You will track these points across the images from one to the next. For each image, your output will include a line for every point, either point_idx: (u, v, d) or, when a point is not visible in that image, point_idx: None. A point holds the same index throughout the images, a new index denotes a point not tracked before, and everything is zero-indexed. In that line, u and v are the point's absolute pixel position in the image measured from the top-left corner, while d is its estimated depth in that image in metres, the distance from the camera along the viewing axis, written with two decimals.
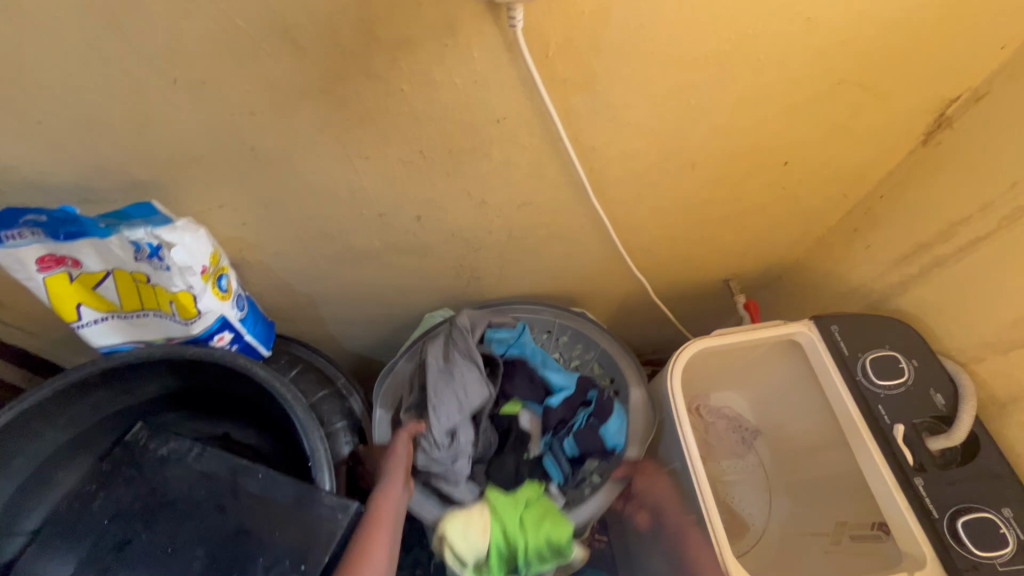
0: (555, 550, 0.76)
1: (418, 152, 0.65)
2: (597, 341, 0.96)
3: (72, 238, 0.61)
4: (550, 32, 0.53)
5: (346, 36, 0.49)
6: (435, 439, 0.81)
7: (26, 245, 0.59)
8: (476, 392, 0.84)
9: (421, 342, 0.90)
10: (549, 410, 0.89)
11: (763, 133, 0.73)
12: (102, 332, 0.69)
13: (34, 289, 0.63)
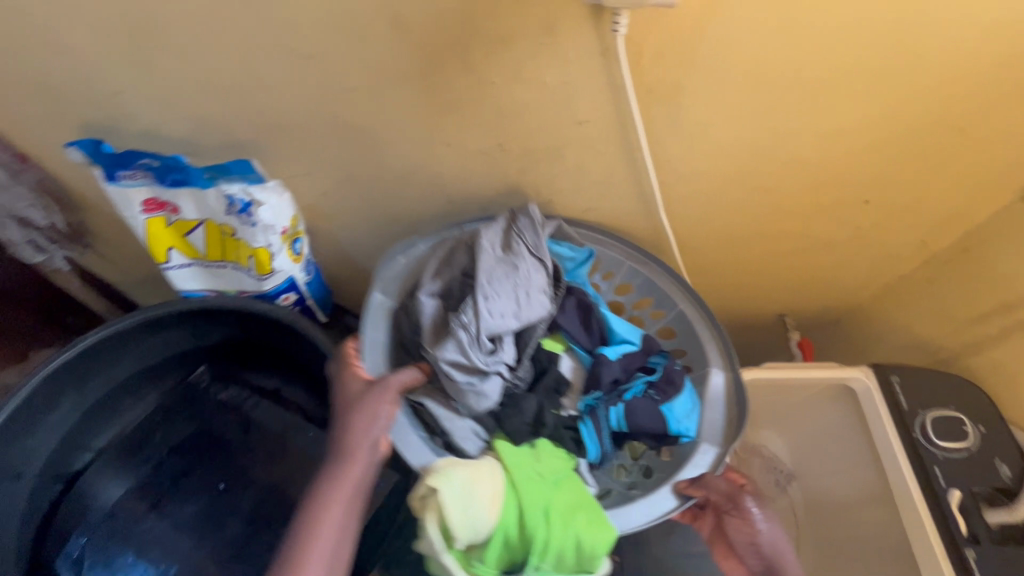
0: (580, 558, 0.58)
1: (497, 145, 0.67)
2: (672, 297, 0.77)
3: (177, 184, 0.66)
4: (648, 41, 0.54)
5: (451, 26, 0.52)
6: (477, 338, 0.64)
7: (137, 186, 0.66)
8: (536, 301, 0.68)
9: (473, 226, 0.73)
10: (602, 362, 0.70)
11: (848, 168, 0.71)
12: (183, 275, 0.75)
13: (135, 227, 0.69)
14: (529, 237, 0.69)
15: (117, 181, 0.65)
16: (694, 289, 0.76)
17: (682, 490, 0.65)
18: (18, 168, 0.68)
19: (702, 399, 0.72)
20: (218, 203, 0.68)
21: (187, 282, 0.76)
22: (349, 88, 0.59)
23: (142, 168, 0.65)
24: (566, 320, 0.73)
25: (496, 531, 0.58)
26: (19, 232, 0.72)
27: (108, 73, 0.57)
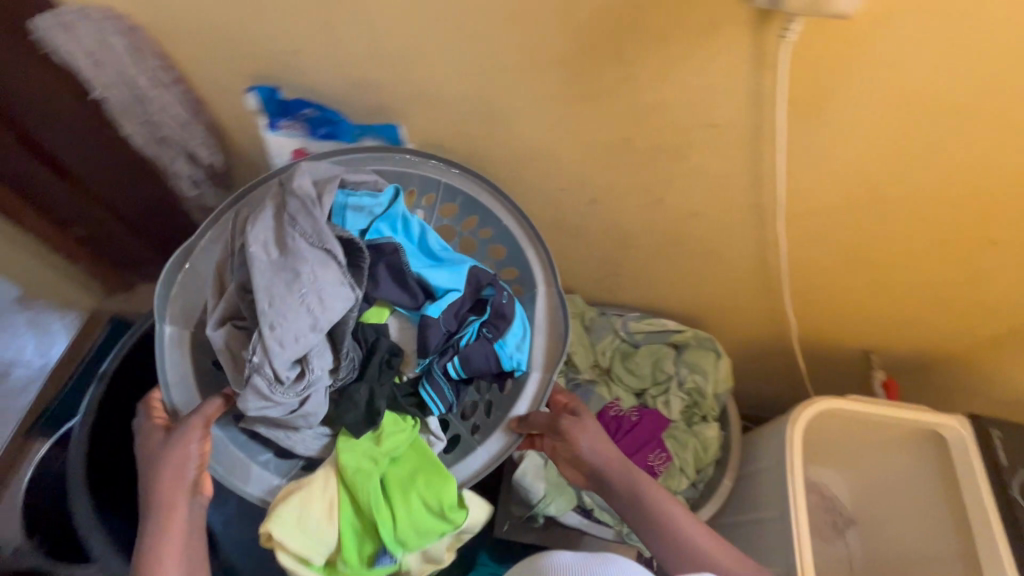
0: (438, 516, 0.66)
1: (624, 138, 0.69)
2: (499, 217, 0.76)
3: (328, 136, 0.74)
4: (806, 51, 0.55)
5: (616, 19, 0.55)
6: (277, 373, 0.61)
7: (293, 135, 0.74)
8: (336, 300, 0.63)
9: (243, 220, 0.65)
10: (427, 324, 0.71)
11: (983, 205, 0.69)
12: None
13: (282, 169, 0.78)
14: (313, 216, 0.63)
15: (278, 127, 0.73)
16: (508, 195, 0.75)
17: (512, 427, 0.73)
18: (196, 107, 0.74)
19: (531, 324, 0.77)
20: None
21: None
22: (502, 68, 0.63)
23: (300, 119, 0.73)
24: (384, 289, 0.72)
25: (347, 529, 0.66)
26: (186, 167, 0.79)
27: (291, 33, 0.64)
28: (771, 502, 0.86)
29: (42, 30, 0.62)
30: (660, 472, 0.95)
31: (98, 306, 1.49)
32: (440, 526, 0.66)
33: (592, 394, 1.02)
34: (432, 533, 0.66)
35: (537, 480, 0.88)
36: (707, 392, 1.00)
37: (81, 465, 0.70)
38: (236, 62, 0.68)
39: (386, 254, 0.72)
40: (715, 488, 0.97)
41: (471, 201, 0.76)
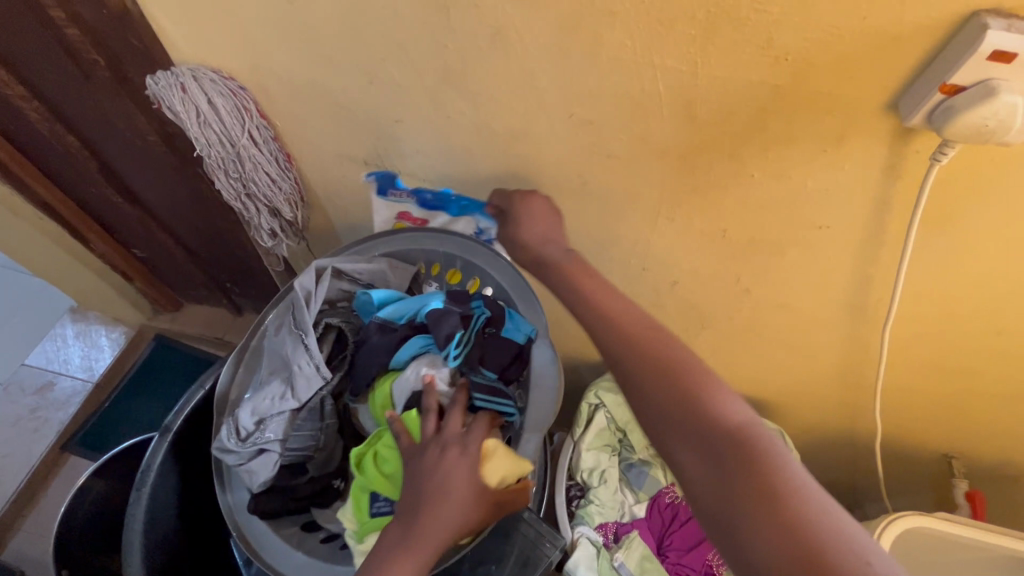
0: None
1: (721, 228, 0.66)
2: (486, 270, 0.72)
3: (433, 209, 0.76)
4: (947, 168, 0.51)
5: (739, 119, 0.53)
6: (240, 425, 0.64)
7: (402, 202, 0.76)
8: (302, 372, 0.65)
9: (260, 322, 0.72)
10: (435, 314, 0.65)
11: None
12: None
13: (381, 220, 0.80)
14: (315, 307, 0.68)
15: (387, 199, 0.77)
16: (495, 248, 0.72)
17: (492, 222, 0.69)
18: (285, 164, 0.75)
19: (527, 379, 0.67)
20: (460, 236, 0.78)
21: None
22: (607, 153, 0.61)
23: (410, 191, 0.75)
24: (364, 359, 0.67)
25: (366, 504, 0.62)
26: (268, 220, 0.78)
27: (397, 104, 0.64)
28: None
29: (157, 89, 0.65)
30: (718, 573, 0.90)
31: (145, 323, 1.50)
32: None
33: (646, 477, 0.96)
34: None
35: (590, 572, 0.85)
36: None
37: (138, 530, 0.68)
38: (335, 124, 0.69)
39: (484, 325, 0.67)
40: None
41: (470, 264, 0.74)
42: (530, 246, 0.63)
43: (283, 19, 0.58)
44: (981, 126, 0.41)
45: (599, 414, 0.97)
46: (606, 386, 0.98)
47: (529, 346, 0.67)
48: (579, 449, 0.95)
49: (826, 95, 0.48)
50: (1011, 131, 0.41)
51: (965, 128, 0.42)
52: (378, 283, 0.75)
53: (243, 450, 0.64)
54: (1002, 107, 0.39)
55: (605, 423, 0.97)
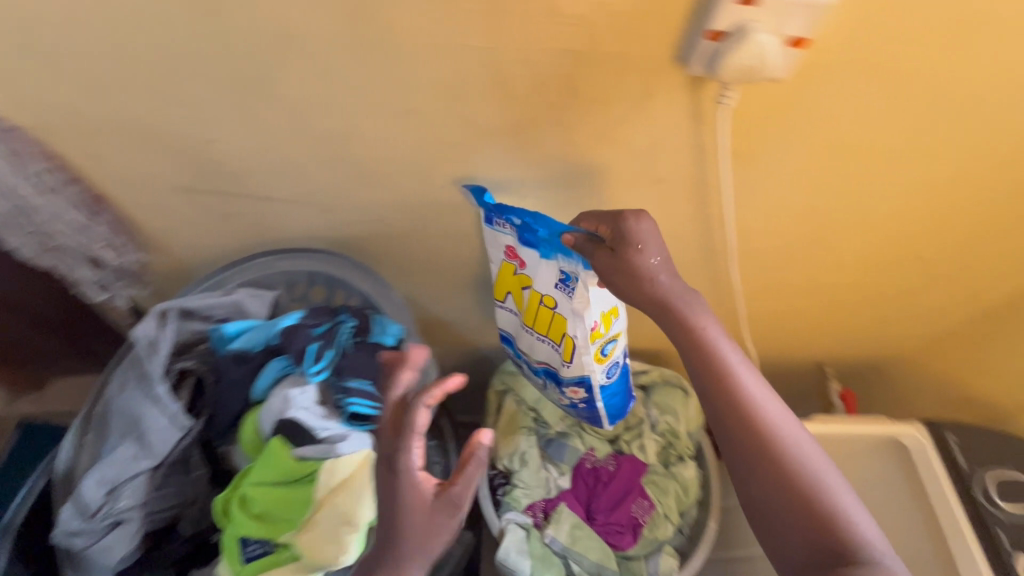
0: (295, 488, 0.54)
1: (570, 197, 0.67)
2: (351, 282, 0.71)
3: (530, 242, 0.67)
4: (744, 109, 0.55)
5: (552, 89, 0.53)
6: (86, 502, 0.56)
7: (503, 234, 0.68)
8: (155, 427, 0.58)
9: (103, 382, 0.64)
10: (294, 333, 0.61)
11: (915, 227, 0.72)
12: (500, 309, 0.80)
13: (493, 258, 0.74)
14: (166, 353, 0.62)
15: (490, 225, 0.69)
16: (354, 259, 0.71)
17: (578, 243, 0.60)
18: (93, 208, 0.67)
19: None
20: (549, 272, 0.68)
21: (502, 318, 0.81)
22: (438, 141, 0.60)
23: (510, 222, 0.66)
24: (225, 396, 0.61)
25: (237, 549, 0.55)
26: (89, 274, 0.70)
27: (205, 121, 0.58)
28: None
29: None
30: (643, 523, 0.92)
31: None
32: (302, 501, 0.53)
33: (566, 449, 0.98)
34: (298, 507, 0.54)
35: (522, 556, 0.86)
36: (680, 432, 0.99)
37: None
38: (142, 153, 0.62)
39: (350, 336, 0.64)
40: (701, 532, 0.91)
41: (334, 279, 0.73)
42: (652, 288, 0.55)
43: (40, 43, 0.51)
44: (747, 66, 0.44)
45: (508, 398, 0.99)
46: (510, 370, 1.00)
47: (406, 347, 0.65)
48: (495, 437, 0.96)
49: (621, 55, 0.50)
50: (773, 67, 0.45)
51: (733, 69, 0.45)
52: (234, 316, 0.69)
53: (93, 526, 0.56)
54: (757, 47, 0.43)
55: (517, 407, 0.99)
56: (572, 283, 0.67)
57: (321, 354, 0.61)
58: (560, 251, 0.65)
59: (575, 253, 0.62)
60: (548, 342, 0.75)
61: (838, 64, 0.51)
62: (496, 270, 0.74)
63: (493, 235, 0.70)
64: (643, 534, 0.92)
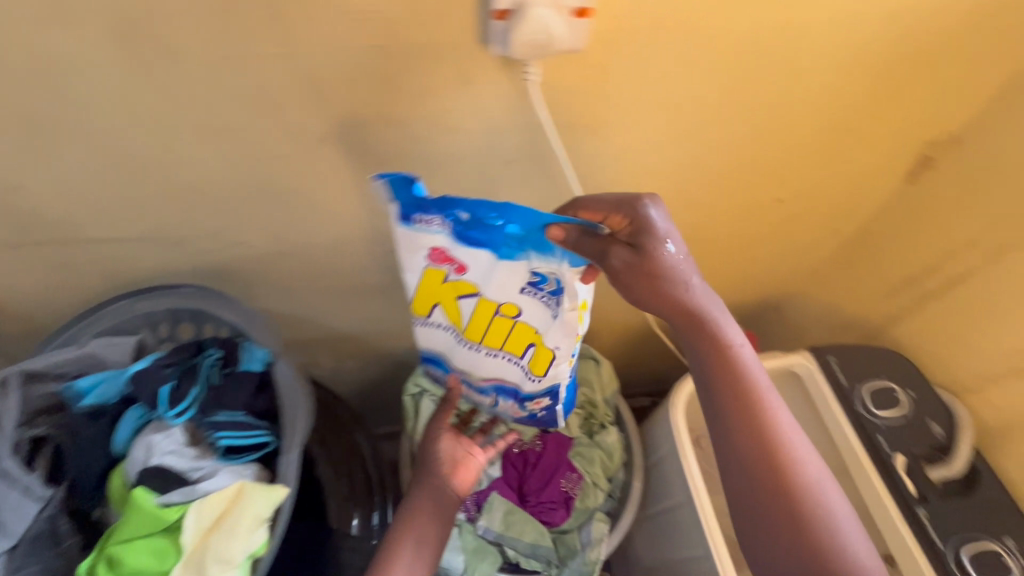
0: (168, 542, 0.50)
1: (429, 191, 0.67)
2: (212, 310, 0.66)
3: (484, 244, 0.62)
4: (564, 82, 0.56)
5: (366, 85, 0.53)
6: None
7: (430, 233, 0.62)
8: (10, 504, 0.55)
9: None
10: (146, 377, 0.58)
11: (762, 173, 0.76)
12: (426, 327, 0.76)
13: (416, 270, 0.68)
14: (10, 427, 0.57)
15: (412, 225, 0.61)
16: (211, 288, 0.66)
17: (580, 236, 0.56)
18: None
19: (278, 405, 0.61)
20: (512, 276, 0.64)
21: (433, 335, 0.77)
22: (270, 153, 0.59)
23: (443, 220, 0.60)
24: (85, 456, 0.58)
25: None
26: None
27: (15, 163, 0.56)
28: (676, 488, 0.90)
29: None
30: (573, 495, 0.93)
31: None
32: (175, 554, 0.50)
33: None
34: (170, 562, 0.50)
35: (454, 551, 0.87)
36: (597, 400, 1.01)
37: None
38: None
39: (217, 369, 0.61)
40: (628, 491, 0.96)
41: (197, 311, 0.68)
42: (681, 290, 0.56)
43: None
44: (536, 41, 0.45)
45: (424, 400, 0.96)
46: (423, 371, 0.99)
47: (275, 373, 0.61)
48: (415, 441, 0.95)
49: (420, 44, 0.50)
50: (561, 40, 0.46)
51: (525, 47, 0.46)
52: (91, 368, 0.64)
53: None
54: (539, 21, 0.43)
55: (434, 406, 0.96)
56: (547, 285, 0.64)
57: (178, 395, 0.58)
58: (531, 251, 0.61)
59: (560, 250, 0.58)
60: (508, 356, 0.75)
61: (632, 26, 0.52)
62: (418, 283, 0.69)
63: (417, 235, 0.63)
64: (575, 506, 0.93)
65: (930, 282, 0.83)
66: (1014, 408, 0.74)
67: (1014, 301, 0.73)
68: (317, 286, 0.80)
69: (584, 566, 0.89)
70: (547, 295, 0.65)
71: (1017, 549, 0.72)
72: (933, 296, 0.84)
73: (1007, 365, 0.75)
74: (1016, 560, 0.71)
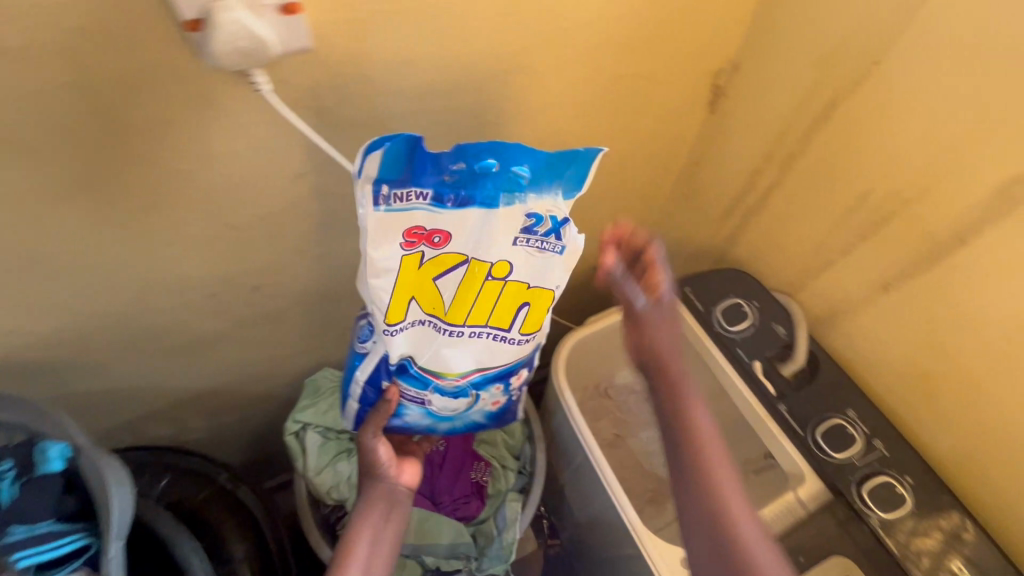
0: None
1: (226, 224, 0.62)
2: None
3: (471, 194, 0.55)
4: (312, 84, 0.52)
5: (84, 134, 0.48)
6: None
7: (413, 208, 0.55)
8: None
9: None
10: None
11: (572, 133, 0.76)
12: (395, 330, 0.62)
13: (385, 261, 0.57)
14: None
15: (389, 204, 0.54)
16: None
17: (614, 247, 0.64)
18: None
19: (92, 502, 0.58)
20: (506, 223, 0.57)
21: (402, 340, 0.64)
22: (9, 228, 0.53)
23: (424, 188, 0.55)
24: None
25: None
26: None
27: None
28: (576, 450, 0.90)
29: None
30: (484, 482, 0.94)
31: None
32: None
33: None
34: None
35: None
36: None
37: None
38: None
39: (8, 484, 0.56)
40: (536, 463, 0.96)
41: None
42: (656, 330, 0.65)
43: None
44: (239, 48, 0.40)
45: (310, 434, 0.92)
46: (303, 405, 0.94)
47: (89, 461, 0.55)
48: (311, 478, 0.90)
49: (123, 78, 0.45)
50: (270, 45, 0.41)
51: (229, 54, 0.40)
52: None
53: None
54: (233, 25, 0.38)
55: (323, 437, 0.93)
56: (541, 229, 0.57)
57: None
58: (530, 190, 0.56)
59: (570, 185, 0.56)
60: (494, 336, 0.63)
61: (352, 9, 0.48)
62: (390, 278, 0.58)
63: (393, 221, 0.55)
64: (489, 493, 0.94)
65: (748, 199, 0.88)
66: (833, 297, 0.81)
67: (810, 204, 0.78)
68: (146, 350, 0.73)
69: (505, 550, 0.90)
70: (542, 240, 0.58)
71: (858, 417, 0.80)
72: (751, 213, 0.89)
73: (816, 261, 0.81)
74: (858, 428, 0.79)
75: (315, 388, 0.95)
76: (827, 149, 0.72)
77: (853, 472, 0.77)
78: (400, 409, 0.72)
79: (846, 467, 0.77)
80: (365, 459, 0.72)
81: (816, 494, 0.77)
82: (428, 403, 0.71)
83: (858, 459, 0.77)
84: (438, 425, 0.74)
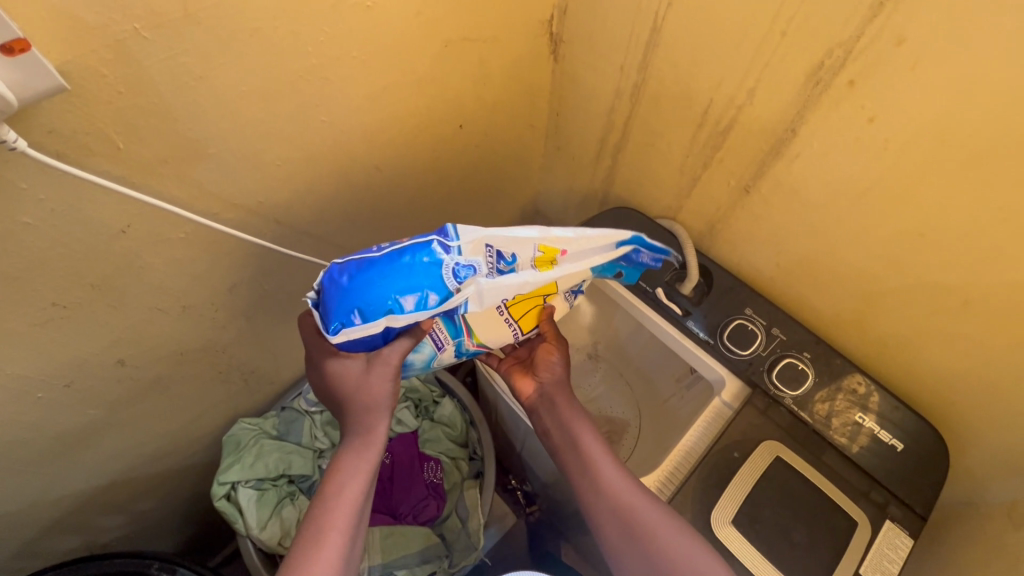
0: None
1: (54, 304, 0.55)
2: None
3: (617, 263, 0.73)
4: (91, 127, 0.45)
5: None
6: None
7: (587, 257, 0.68)
8: None
9: None
10: None
11: (419, 112, 0.73)
12: (498, 287, 0.61)
13: (565, 269, 0.65)
14: None
15: (607, 244, 0.68)
16: None
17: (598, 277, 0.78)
18: None
19: None
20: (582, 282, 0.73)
21: (489, 297, 0.62)
22: None
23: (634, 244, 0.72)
24: None
25: None
26: None
27: None
28: (517, 424, 0.87)
29: None
30: (438, 479, 0.94)
31: None
32: None
33: None
34: None
35: None
36: (416, 383, 1.00)
37: None
38: None
39: None
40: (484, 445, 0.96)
41: None
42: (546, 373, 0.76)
43: None
44: None
45: (242, 491, 0.86)
46: (226, 463, 0.87)
47: None
48: (255, 535, 0.84)
49: None
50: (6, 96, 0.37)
51: None
52: None
53: None
54: None
55: (259, 488, 0.87)
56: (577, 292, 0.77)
57: None
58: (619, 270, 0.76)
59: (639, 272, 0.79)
60: (514, 326, 0.70)
61: (103, 39, 0.41)
62: (532, 270, 0.63)
63: (592, 252, 0.68)
64: (445, 488, 0.94)
65: (613, 137, 0.89)
66: (707, 210, 0.85)
67: (665, 129, 0.80)
68: (8, 464, 0.64)
69: (473, 538, 0.90)
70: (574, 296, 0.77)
71: (755, 313, 0.85)
72: (618, 150, 0.91)
73: (685, 181, 0.85)
74: (757, 323, 0.85)
75: (233, 442, 0.89)
76: (664, 74, 0.74)
77: (763, 363, 0.83)
78: (417, 346, 0.64)
79: (756, 361, 0.83)
80: (364, 395, 0.63)
81: (737, 392, 0.83)
82: (440, 351, 0.67)
83: (764, 350, 0.83)
84: (413, 368, 0.69)
